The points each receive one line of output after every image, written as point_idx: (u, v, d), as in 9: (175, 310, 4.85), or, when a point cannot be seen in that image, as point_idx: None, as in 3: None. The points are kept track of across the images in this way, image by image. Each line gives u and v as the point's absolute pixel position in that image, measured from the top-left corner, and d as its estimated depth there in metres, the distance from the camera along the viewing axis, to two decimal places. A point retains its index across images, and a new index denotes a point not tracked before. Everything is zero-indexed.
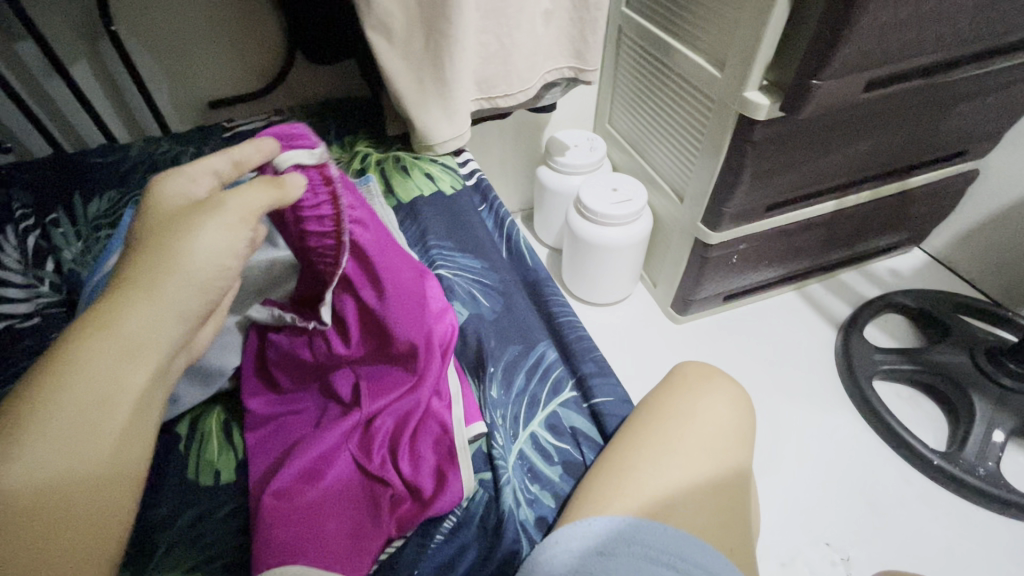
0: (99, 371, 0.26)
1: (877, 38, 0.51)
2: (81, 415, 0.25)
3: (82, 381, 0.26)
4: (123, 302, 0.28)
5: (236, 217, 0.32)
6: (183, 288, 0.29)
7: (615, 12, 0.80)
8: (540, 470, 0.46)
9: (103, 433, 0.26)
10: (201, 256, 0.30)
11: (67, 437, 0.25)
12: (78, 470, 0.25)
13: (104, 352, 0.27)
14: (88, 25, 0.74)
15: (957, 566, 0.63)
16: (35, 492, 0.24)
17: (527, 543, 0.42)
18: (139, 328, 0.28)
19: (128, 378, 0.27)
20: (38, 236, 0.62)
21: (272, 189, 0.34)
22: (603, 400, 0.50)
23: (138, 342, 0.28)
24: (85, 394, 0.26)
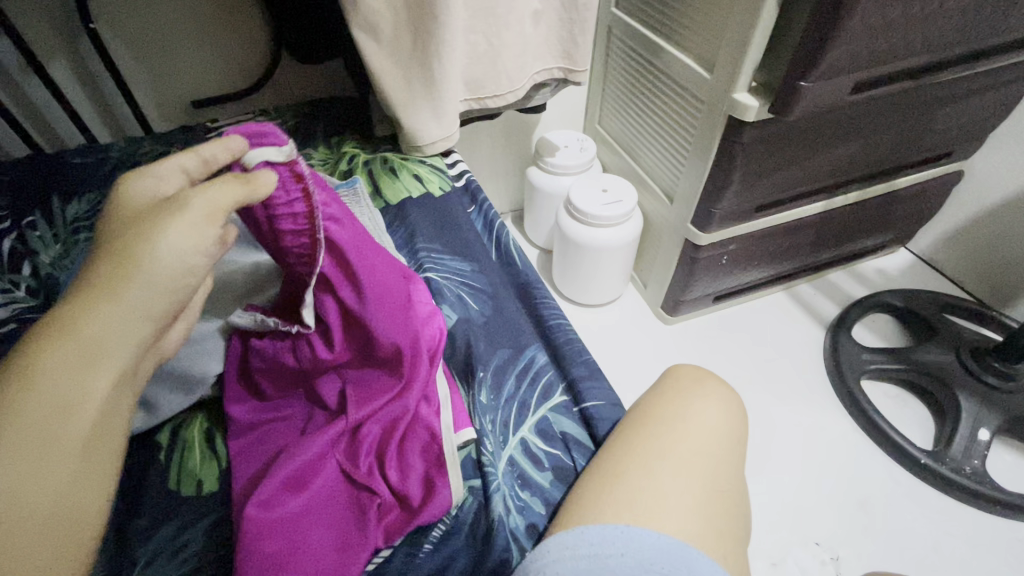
0: (57, 379, 0.26)
1: (865, 41, 0.51)
2: (42, 427, 0.25)
3: (42, 391, 0.25)
4: (83, 310, 0.27)
5: (203, 217, 0.30)
6: (145, 290, 0.29)
7: (605, 12, 0.80)
8: (531, 476, 0.45)
9: (63, 442, 0.25)
10: (162, 259, 0.29)
11: (27, 450, 0.24)
12: (42, 482, 0.25)
13: (63, 359, 0.26)
14: (66, 22, 0.72)
15: (944, 563, 0.63)
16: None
17: (518, 551, 0.41)
18: (101, 331, 0.27)
19: (88, 384, 0.26)
20: (15, 239, 0.60)
21: (239, 186, 0.33)
22: (593, 404, 0.49)
23: (100, 349, 0.27)
24: (42, 406, 0.25)
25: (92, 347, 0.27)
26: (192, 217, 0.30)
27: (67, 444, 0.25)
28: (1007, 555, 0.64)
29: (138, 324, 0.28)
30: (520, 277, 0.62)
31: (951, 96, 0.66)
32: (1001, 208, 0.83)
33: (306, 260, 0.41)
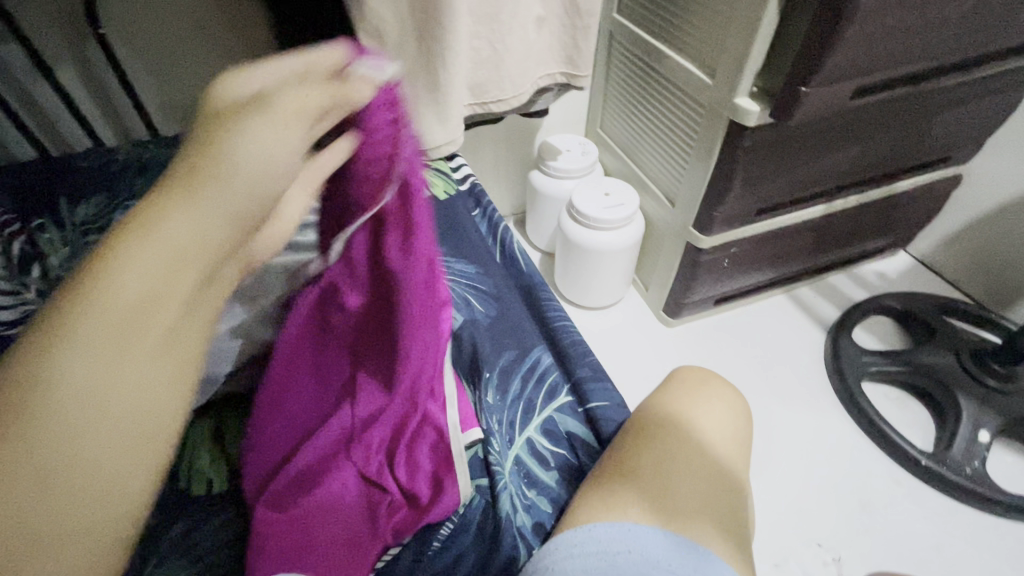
0: (136, 274, 0.22)
1: (864, 47, 0.52)
2: (116, 335, 0.21)
3: (121, 289, 0.22)
4: (164, 205, 0.24)
5: (286, 116, 0.28)
6: (231, 191, 0.25)
7: (606, 18, 0.81)
8: (537, 476, 0.46)
9: (140, 352, 0.22)
10: (244, 159, 0.26)
11: (102, 362, 0.21)
12: (115, 399, 0.21)
13: (142, 252, 0.22)
14: (74, 27, 0.73)
15: (945, 563, 0.64)
16: (75, 420, 0.20)
17: (525, 549, 0.42)
18: (181, 235, 0.23)
19: (169, 284, 0.23)
20: (24, 242, 0.61)
21: (327, 94, 0.30)
22: (598, 405, 0.50)
23: (181, 251, 0.23)
24: (121, 308, 0.21)
25: (178, 244, 0.23)
26: (276, 117, 0.28)
27: (140, 352, 0.22)
28: (1008, 556, 0.64)
29: (220, 225, 0.25)
30: (525, 279, 0.63)
31: (948, 101, 0.67)
32: (999, 211, 0.84)
33: (349, 225, 0.40)
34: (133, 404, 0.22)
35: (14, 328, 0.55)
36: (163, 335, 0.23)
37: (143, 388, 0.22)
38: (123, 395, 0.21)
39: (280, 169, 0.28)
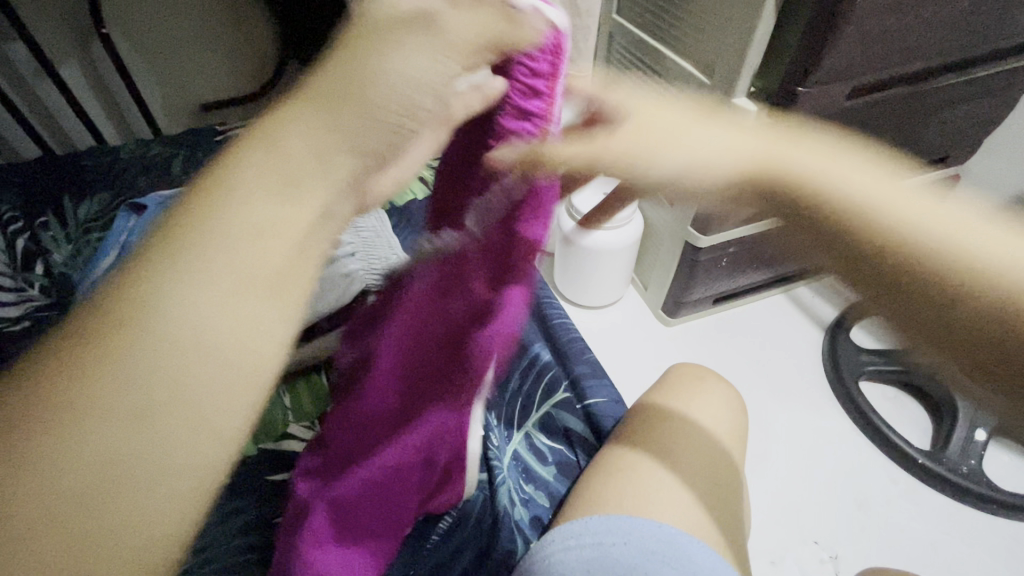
0: (254, 208, 0.24)
1: (860, 47, 0.52)
2: (233, 263, 0.24)
3: (249, 216, 0.24)
4: (289, 123, 0.25)
5: (450, 51, 0.26)
6: (362, 112, 0.25)
7: (607, 18, 0.81)
8: (535, 470, 0.50)
9: (254, 280, 0.24)
10: (379, 95, 0.26)
11: (218, 283, 0.23)
12: (219, 331, 0.23)
13: (257, 180, 0.25)
14: (79, 25, 0.74)
15: (941, 561, 0.64)
16: (185, 332, 0.23)
17: (522, 542, 0.46)
18: (295, 157, 0.25)
19: (283, 216, 0.25)
20: (28, 239, 0.61)
21: (489, 24, 0.27)
22: (597, 401, 0.53)
23: (292, 191, 0.25)
24: (245, 228, 0.24)
25: (282, 176, 0.25)
26: (436, 47, 0.26)
27: (231, 292, 0.24)
28: (1004, 553, 0.64)
29: (320, 153, 0.25)
30: None
31: (946, 102, 0.68)
32: None
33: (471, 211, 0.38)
34: (221, 335, 0.23)
35: (19, 324, 0.55)
36: (255, 273, 0.24)
37: (221, 320, 0.23)
38: (213, 326, 0.23)
39: (425, 101, 0.27)
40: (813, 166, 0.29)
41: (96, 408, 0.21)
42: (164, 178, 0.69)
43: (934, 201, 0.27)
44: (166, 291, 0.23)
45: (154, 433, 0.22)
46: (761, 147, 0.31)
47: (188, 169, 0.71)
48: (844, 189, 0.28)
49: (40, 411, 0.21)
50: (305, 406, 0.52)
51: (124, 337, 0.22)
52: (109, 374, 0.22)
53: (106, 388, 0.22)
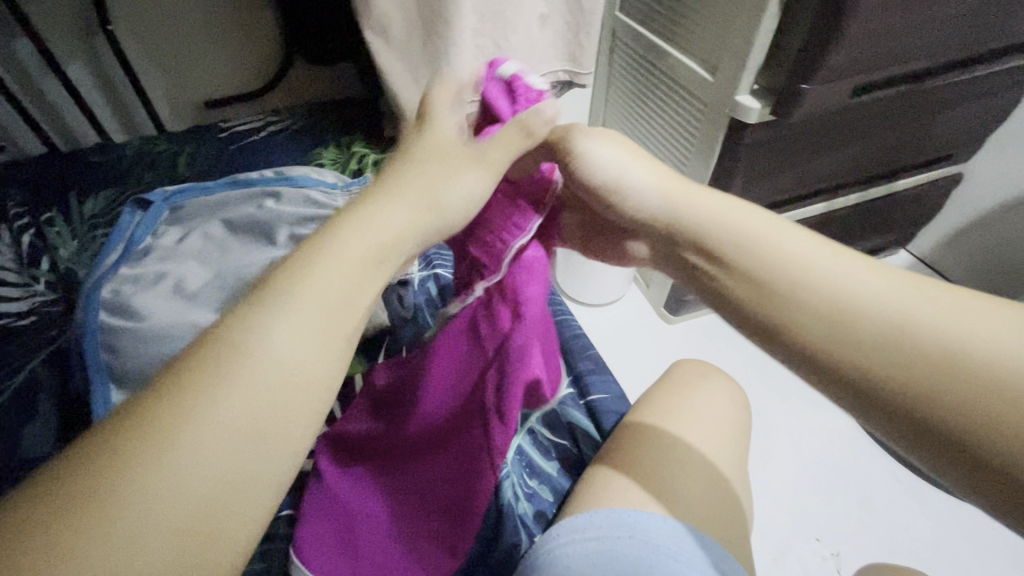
0: (346, 262, 0.27)
1: (864, 45, 0.52)
2: (325, 307, 0.26)
3: (327, 271, 0.27)
4: (382, 207, 0.30)
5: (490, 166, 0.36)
6: (437, 204, 0.33)
7: (609, 17, 0.82)
8: (539, 465, 0.50)
9: (337, 329, 0.26)
10: (453, 196, 0.33)
11: (311, 324, 0.25)
12: (296, 370, 0.24)
13: (358, 246, 0.28)
14: (84, 22, 0.74)
15: (943, 558, 0.65)
16: (272, 373, 0.24)
17: (526, 536, 0.45)
18: (383, 228, 0.29)
19: (366, 277, 0.28)
20: (33, 235, 0.62)
21: (520, 136, 0.37)
22: (599, 396, 0.54)
23: (379, 254, 0.29)
24: (333, 282, 0.27)
25: (371, 247, 0.28)
26: (483, 163, 0.35)
27: (320, 335, 0.25)
28: (1006, 552, 0.65)
29: (412, 225, 0.31)
30: None
31: (949, 100, 0.68)
32: (1004, 208, 0.84)
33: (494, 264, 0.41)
34: (297, 373, 0.24)
35: (25, 319, 0.55)
36: (341, 320, 0.26)
37: (310, 362, 0.25)
38: (303, 360, 0.25)
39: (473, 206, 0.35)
40: (750, 241, 0.35)
41: (194, 438, 0.22)
42: (168, 174, 0.70)
43: (847, 260, 0.32)
44: (264, 329, 0.24)
45: (243, 461, 0.22)
46: (690, 220, 0.38)
47: (192, 165, 0.71)
48: (766, 266, 0.33)
49: (134, 441, 0.21)
50: None
51: (222, 371, 0.23)
52: (208, 393, 0.22)
53: (194, 421, 0.22)
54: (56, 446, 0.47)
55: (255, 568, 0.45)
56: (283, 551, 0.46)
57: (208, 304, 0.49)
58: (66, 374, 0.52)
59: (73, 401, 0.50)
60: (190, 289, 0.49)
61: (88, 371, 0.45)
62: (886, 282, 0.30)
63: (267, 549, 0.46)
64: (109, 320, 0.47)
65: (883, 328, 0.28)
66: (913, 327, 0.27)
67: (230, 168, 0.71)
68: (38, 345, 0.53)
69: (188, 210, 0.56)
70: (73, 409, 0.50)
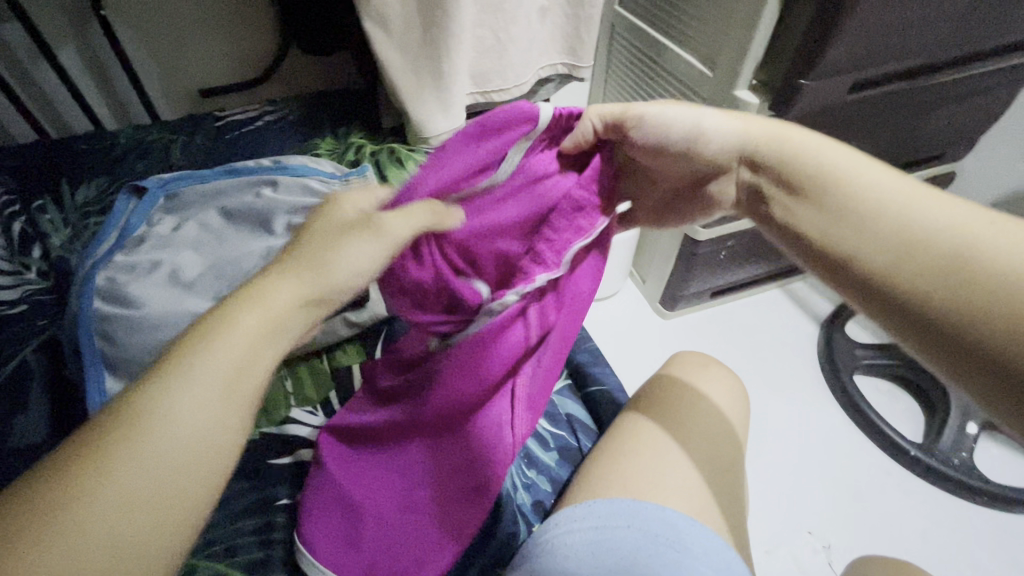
0: (245, 333, 0.30)
1: (865, 41, 0.53)
2: (218, 379, 0.28)
3: (230, 340, 0.29)
4: (270, 286, 0.33)
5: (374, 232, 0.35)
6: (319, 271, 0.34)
7: (609, 9, 0.81)
8: (538, 456, 0.52)
9: (235, 396, 0.29)
10: (340, 269, 0.34)
11: (208, 394, 0.28)
12: (199, 436, 0.27)
13: (250, 319, 0.31)
14: (77, 8, 0.73)
15: (931, 550, 0.65)
16: (175, 441, 0.26)
17: (524, 525, 0.47)
18: (274, 302, 0.32)
19: (267, 349, 0.31)
20: (25, 222, 0.61)
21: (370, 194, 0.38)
22: (597, 388, 0.58)
23: (278, 322, 0.32)
24: (230, 354, 0.29)
25: (268, 320, 0.31)
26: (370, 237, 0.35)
27: (214, 398, 0.28)
28: (994, 545, 0.66)
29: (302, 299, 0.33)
30: None
31: (946, 96, 0.68)
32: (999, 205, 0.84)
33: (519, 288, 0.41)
34: (198, 439, 0.27)
35: (15, 308, 0.55)
36: (233, 389, 0.29)
37: (204, 427, 0.27)
38: (203, 427, 0.27)
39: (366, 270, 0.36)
40: (831, 182, 0.36)
41: (89, 497, 0.24)
42: (162, 163, 0.69)
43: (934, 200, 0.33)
44: (165, 402, 0.27)
45: (148, 500, 0.25)
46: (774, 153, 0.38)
47: (186, 155, 0.70)
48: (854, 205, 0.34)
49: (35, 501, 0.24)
50: (307, 391, 0.53)
51: (117, 433, 0.26)
52: (105, 468, 0.25)
53: (95, 486, 0.24)
54: (49, 436, 0.46)
55: (253, 559, 0.44)
56: (282, 541, 0.45)
57: (203, 292, 0.48)
58: (58, 364, 0.51)
59: (66, 390, 0.50)
60: (186, 278, 0.48)
61: (82, 359, 0.45)
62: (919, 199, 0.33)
63: (264, 539, 0.45)
64: (102, 307, 0.46)
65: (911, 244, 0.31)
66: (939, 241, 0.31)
67: (223, 157, 0.70)
68: (30, 334, 0.52)
69: (184, 198, 0.55)
70: (65, 399, 0.49)
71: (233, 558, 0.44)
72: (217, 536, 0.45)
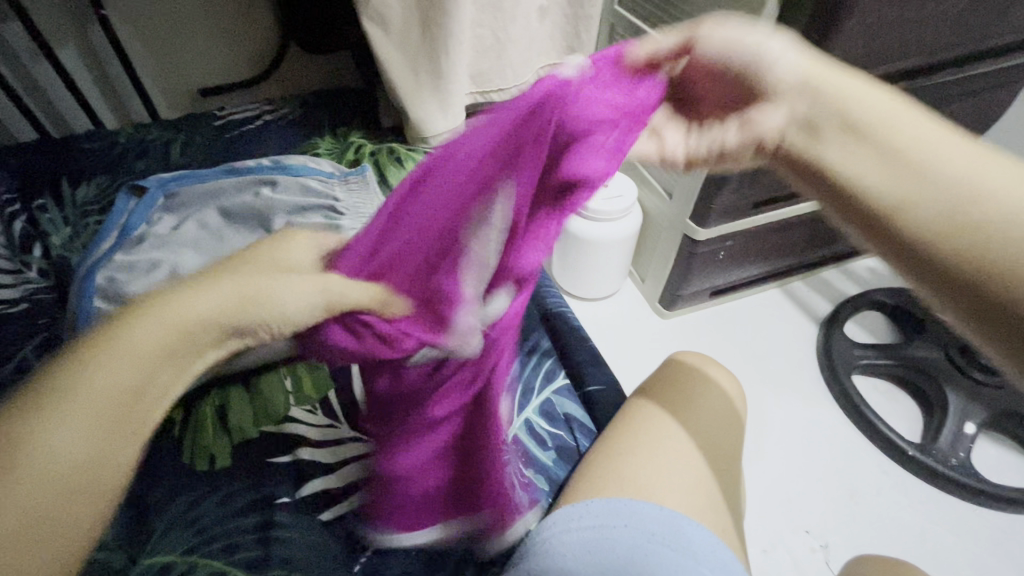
0: (147, 348, 0.27)
1: (864, 42, 0.53)
2: (109, 399, 0.26)
3: (132, 347, 0.27)
4: (181, 293, 0.30)
5: (306, 285, 0.35)
6: (250, 291, 0.32)
7: (608, 9, 0.81)
8: (535, 455, 0.53)
9: (125, 423, 0.26)
10: (276, 295, 0.33)
11: (92, 419, 0.25)
12: (74, 465, 0.24)
13: (156, 326, 0.28)
14: (78, 7, 0.73)
15: (928, 549, 0.66)
16: (38, 471, 0.24)
17: (521, 524, 0.48)
18: (191, 305, 0.29)
19: (172, 366, 0.28)
20: (25, 221, 0.61)
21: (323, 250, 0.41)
22: (595, 388, 0.58)
23: (189, 325, 0.29)
24: (126, 368, 0.27)
25: (177, 323, 0.29)
26: (296, 280, 0.35)
27: (99, 419, 0.25)
28: (991, 544, 0.66)
29: (223, 304, 0.31)
30: None
31: (946, 97, 0.68)
32: None
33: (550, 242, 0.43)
34: (73, 472, 0.24)
35: (15, 307, 0.55)
36: (120, 413, 0.26)
37: (80, 463, 0.25)
38: (82, 460, 0.25)
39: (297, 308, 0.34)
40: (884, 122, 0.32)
41: None
42: (161, 162, 0.69)
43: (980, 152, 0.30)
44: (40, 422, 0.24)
45: (36, 508, 0.23)
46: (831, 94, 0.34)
47: (186, 154, 0.70)
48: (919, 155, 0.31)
49: None
50: (305, 390, 0.53)
51: None
52: None
53: None
54: None
55: (251, 557, 0.44)
56: (281, 540, 0.45)
57: None
58: None
59: None
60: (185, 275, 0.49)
61: None
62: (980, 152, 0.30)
63: (263, 537, 0.46)
64: (102, 306, 0.46)
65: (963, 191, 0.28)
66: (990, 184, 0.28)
67: (223, 157, 0.70)
68: (30, 333, 0.53)
69: (183, 197, 0.55)
70: None
71: (232, 556, 0.44)
72: (217, 534, 0.45)
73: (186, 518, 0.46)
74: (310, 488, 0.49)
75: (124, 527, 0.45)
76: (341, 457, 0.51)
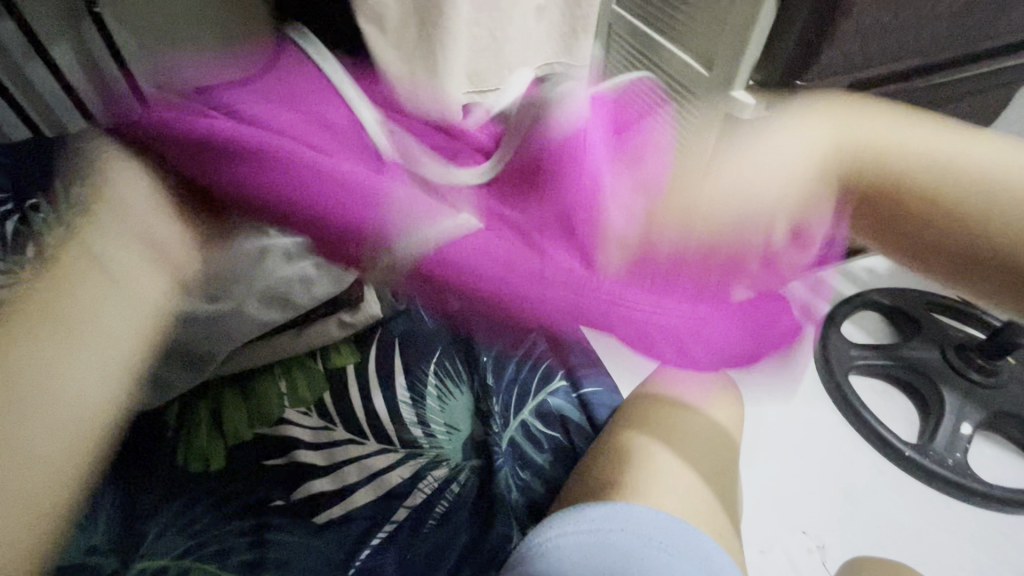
0: (81, 295, 0.37)
1: (859, 43, 0.53)
2: (59, 339, 0.35)
3: (65, 297, 0.37)
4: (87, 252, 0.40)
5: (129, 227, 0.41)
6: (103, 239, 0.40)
7: (606, 10, 0.81)
8: (531, 457, 0.53)
9: (106, 344, 0.37)
10: (132, 213, 0.42)
11: (51, 356, 0.35)
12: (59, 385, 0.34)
13: (77, 272, 0.38)
14: None
15: (924, 550, 0.66)
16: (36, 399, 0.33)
17: (517, 526, 0.49)
18: (86, 274, 0.38)
19: (99, 303, 0.38)
20: (19, 223, 0.62)
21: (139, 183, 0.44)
22: (591, 391, 0.59)
23: (111, 264, 0.39)
24: (70, 309, 0.37)
25: (114, 265, 0.39)
26: (124, 212, 0.41)
27: (59, 354, 0.35)
28: (986, 545, 0.66)
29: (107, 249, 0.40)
30: None
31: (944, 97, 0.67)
32: None
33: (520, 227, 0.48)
34: (63, 388, 0.34)
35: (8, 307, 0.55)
36: (87, 345, 0.36)
37: (70, 382, 0.35)
38: (64, 380, 0.35)
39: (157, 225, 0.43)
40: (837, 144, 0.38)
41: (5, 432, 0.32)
42: None
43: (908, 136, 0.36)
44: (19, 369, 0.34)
45: (45, 447, 0.33)
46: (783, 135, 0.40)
47: None
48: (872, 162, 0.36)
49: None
50: (300, 391, 0.53)
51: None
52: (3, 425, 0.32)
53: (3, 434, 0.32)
54: None
55: (245, 560, 0.44)
56: (275, 543, 0.45)
57: None
58: None
59: None
60: None
61: None
62: (928, 132, 0.36)
63: (258, 540, 0.45)
64: None
65: (929, 174, 0.33)
66: (960, 170, 0.33)
67: None
68: None
69: None
70: None
71: (225, 559, 0.44)
72: (211, 536, 0.45)
73: (180, 520, 0.46)
74: (305, 490, 0.48)
75: (116, 529, 0.45)
76: (336, 460, 0.50)
